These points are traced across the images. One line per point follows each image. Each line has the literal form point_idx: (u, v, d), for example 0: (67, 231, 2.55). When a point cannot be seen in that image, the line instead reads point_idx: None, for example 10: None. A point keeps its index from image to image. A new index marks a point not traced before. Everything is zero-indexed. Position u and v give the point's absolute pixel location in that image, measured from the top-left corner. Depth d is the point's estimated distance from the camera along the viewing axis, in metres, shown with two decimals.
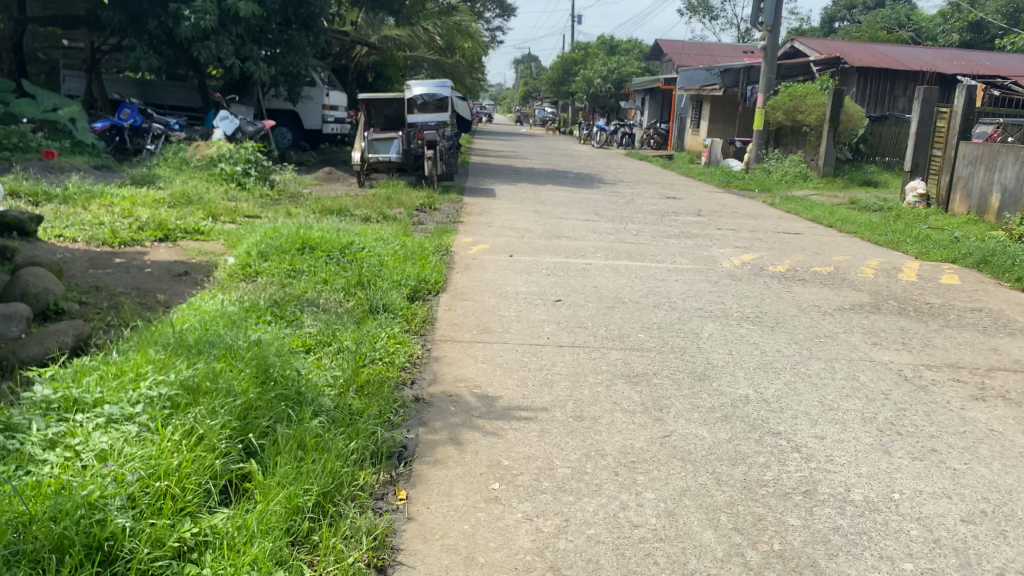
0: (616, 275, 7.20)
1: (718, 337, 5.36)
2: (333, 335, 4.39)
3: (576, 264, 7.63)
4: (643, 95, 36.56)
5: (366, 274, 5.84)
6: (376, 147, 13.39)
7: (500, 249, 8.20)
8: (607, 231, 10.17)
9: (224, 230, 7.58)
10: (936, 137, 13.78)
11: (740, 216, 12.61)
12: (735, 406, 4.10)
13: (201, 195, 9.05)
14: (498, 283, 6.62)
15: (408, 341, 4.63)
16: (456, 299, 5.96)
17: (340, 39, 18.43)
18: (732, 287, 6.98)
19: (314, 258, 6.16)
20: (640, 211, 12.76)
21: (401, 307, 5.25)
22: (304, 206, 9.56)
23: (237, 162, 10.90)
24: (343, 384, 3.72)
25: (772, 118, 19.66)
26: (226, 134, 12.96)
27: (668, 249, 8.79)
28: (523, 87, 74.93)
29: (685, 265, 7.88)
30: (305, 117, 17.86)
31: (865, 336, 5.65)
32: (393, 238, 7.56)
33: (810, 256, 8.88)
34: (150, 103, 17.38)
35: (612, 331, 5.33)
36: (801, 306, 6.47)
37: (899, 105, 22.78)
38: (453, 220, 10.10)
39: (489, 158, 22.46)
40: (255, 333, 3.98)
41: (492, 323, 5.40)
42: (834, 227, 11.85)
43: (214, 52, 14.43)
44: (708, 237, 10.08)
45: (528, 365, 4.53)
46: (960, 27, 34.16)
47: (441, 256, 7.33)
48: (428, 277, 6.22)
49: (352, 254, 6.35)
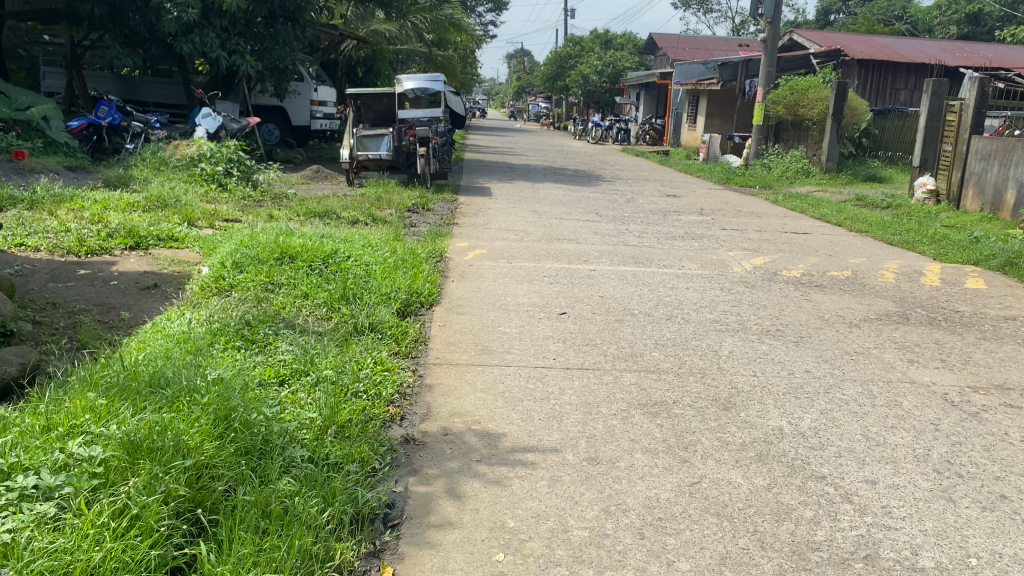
0: (622, 284, 6.69)
1: (739, 355, 4.86)
2: (310, 363, 3.90)
3: (579, 271, 7.12)
4: (637, 90, 36.05)
5: (351, 287, 5.35)
6: (366, 144, 12.68)
7: (497, 254, 7.69)
8: (609, 233, 9.67)
9: (201, 237, 7.06)
10: (945, 131, 13.28)
11: (745, 215, 12.14)
12: (769, 443, 3.61)
13: (178, 198, 8.52)
14: (497, 293, 6.11)
15: (397, 368, 4.13)
16: (450, 314, 5.46)
17: (328, 32, 17.86)
18: (747, 296, 6.48)
19: (295, 268, 5.66)
20: (640, 210, 12.25)
21: (389, 327, 4.76)
22: (288, 208, 9.04)
23: (217, 161, 10.37)
24: (320, 427, 3.24)
25: (772, 112, 19.17)
26: (208, 133, 12.45)
27: (674, 253, 8.30)
28: (516, 83, 74.37)
29: (694, 270, 7.38)
30: (293, 113, 17.34)
31: (899, 352, 5.15)
32: (382, 244, 7.06)
33: (824, 259, 8.39)
34: (132, 100, 16.79)
35: (623, 350, 4.83)
36: (823, 316, 5.96)
37: (901, 98, 22.32)
38: (447, 222, 9.59)
39: (483, 154, 21.95)
40: (218, 366, 3.48)
41: (491, 341, 4.90)
42: (843, 225, 11.38)
43: (198, 45, 13.89)
44: (714, 239, 9.58)
45: (532, 394, 4.03)
46: (959, 18, 33.67)
47: (434, 264, 6.83)
48: (420, 290, 5.73)
49: (336, 263, 5.84)
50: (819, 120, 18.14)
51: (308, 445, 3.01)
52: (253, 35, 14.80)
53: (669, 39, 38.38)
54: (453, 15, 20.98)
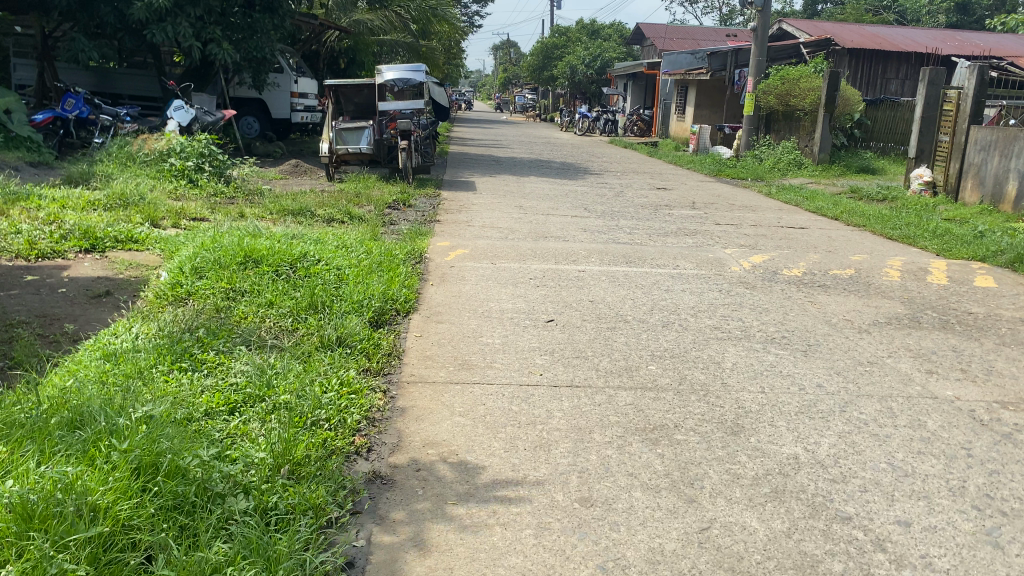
0: (614, 286, 6.27)
1: (744, 367, 4.45)
2: (266, 386, 3.45)
3: (567, 272, 6.69)
4: (625, 81, 35.60)
5: (319, 295, 4.90)
6: (346, 137, 12.21)
7: (480, 254, 7.25)
8: (597, 229, 9.23)
9: (163, 237, 6.58)
10: (943, 121, 12.91)
11: (739, 209, 11.72)
12: (784, 475, 3.19)
13: (143, 195, 8.04)
14: (479, 298, 5.68)
15: (366, 391, 3.68)
16: (428, 323, 5.01)
17: (308, 22, 17.34)
18: (746, 298, 6.06)
19: (259, 273, 5.21)
20: (630, 204, 11.82)
21: (360, 341, 4.30)
22: (260, 205, 8.56)
23: (188, 156, 9.88)
24: (270, 467, 2.79)
25: (762, 103, 18.76)
26: (181, 126, 11.95)
27: (668, 250, 7.87)
28: (502, 75, 73.81)
29: (689, 270, 6.95)
30: (273, 105, 16.81)
31: (917, 361, 4.75)
32: (357, 244, 6.60)
33: (825, 256, 7.98)
34: (107, 93, 16.32)
35: (617, 362, 4.41)
36: (829, 320, 5.55)
37: (892, 88, 21.98)
38: (428, 219, 9.14)
39: (468, 147, 21.47)
40: (155, 398, 3.03)
41: (470, 354, 4.46)
42: (840, 218, 10.99)
43: (171, 35, 13.33)
44: (708, 235, 9.16)
45: (517, 418, 3.59)
46: (948, 8, 33.43)
47: (412, 266, 6.39)
48: (395, 296, 5.28)
49: (305, 268, 5.37)
50: (811, 110, 17.76)
51: (253, 493, 2.57)
52: (229, 25, 14.26)
53: (656, 29, 37.92)
54: (436, 5, 20.45)
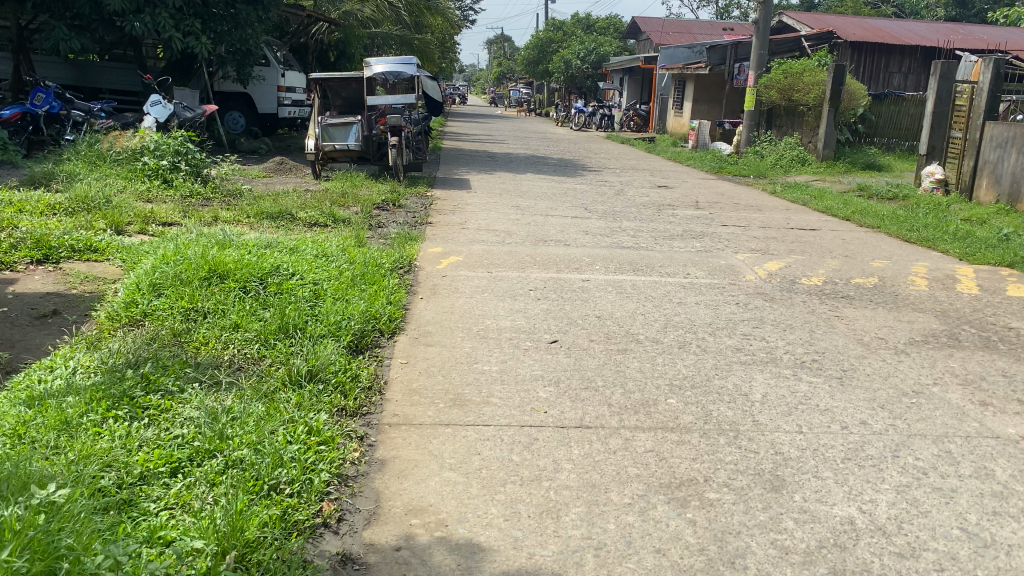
0: (621, 299, 5.71)
1: (775, 399, 3.91)
2: (217, 438, 2.90)
3: (569, 283, 6.12)
4: (620, 74, 35.05)
5: (291, 318, 4.35)
6: (332, 134, 11.62)
7: (473, 261, 6.69)
8: (599, 232, 8.69)
9: (126, 246, 6.02)
10: (956, 117, 12.36)
11: (744, 209, 11.20)
12: (842, 548, 2.65)
13: (108, 198, 7.53)
14: (474, 314, 5.14)
15: (339, 441, 3.13)
16: (416, 347, 4.46)
17: (295, 13, 16.72)
18: (766, 312, 5.51)
19: (225, 290, 4.65)
20: (631, 203, 11.28)
21: (335, 374, 3.75)
22: (237, 207, 8.00)
23: (162, 155, 9.29)
24: (212, 557, 2.25)
25: (764, 97, 18.22)
26: (157, 122, 11.34)
27: (677, 256, 7.32)
28: (496, 71, 73.31)
29: (702, 279, 6.40)
30: (259, 100, 16.23)
31: (968, 389, 4.20)
32: (339, 253, 6.05)
33: (844, 262, 7.44)
34: (85, 87, 15.75)
35: (631, 396, 3.84)
36: (860, 339, 5.00)
37: (895, 82, 21.46)
38: (419, 222, 8.59)
39: (461, 143, 20.90)
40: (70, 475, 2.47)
41: (462, 386, 3.90)
42: (852, 218, 10.46)
43: (149, 26, 12.73)
44: (716, 238, 8.62)
45: (518, 473, 3.04)
46: (947, 1, 32.96)
47: (399, 277, 5.85)
48: (378, 314, 4.73)
49: (277, 283, 4.80)
50: (814, 105, 17.17)
51: None
52: (211, 17, 13.62)
53: (653, 22, 37.40)
54: None
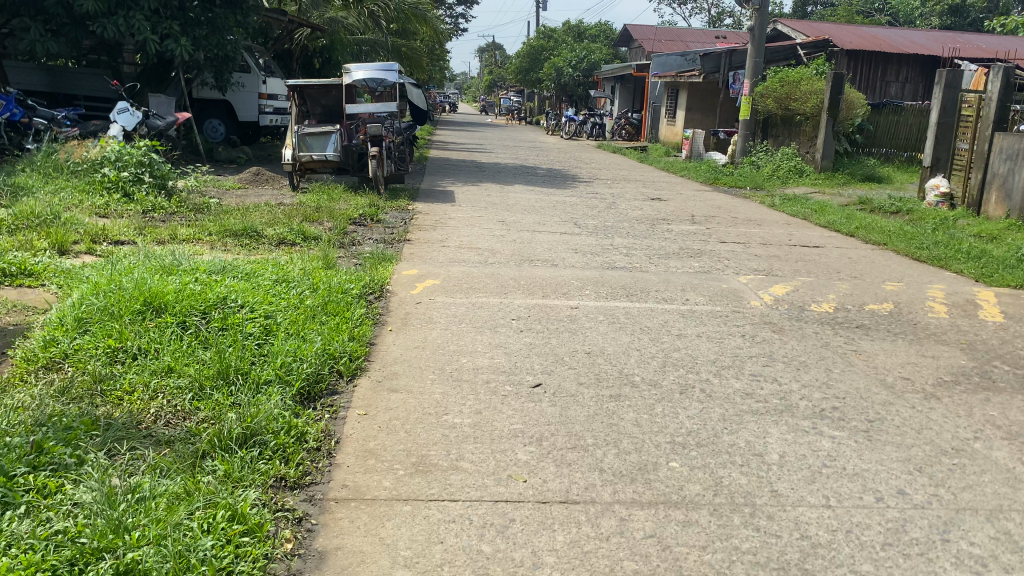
0: (613, 330, 5.14)
1: (794, 461, 3.35)
2: (110, 532, 2.32)
3: (556, 311, 5.55)
4: (612, 83, 34.59)
5: (235, 361, 3.78)
6: (310, 143, 10.99)
7: (453, 285, 6.12)
8: (590, 250, 8.12)
9: (64, 270, 5.40)
10: (962, 127, 11.86)
11: (742, 223, 10.68)
12: None
13: (56, 213, 7.03)
14: (448, 350, 4.56)
15: (269, 531, 2.55)
16: (378, 394, 3.87)
17: (278, 19, 16.12)
18: (776, 347, 4.95)
19: (160, 327, 4.06)
20: (623, 218, 10.74)
21: (277, 435, 3.18)
22: (198, 224, 7.43)
23: (125, 166, 8.66)
24: None
25: (760, 106, 17.72)
26: (125, 131, 10.74)
27: (674, 278, 6.77)
28: (487, 78, 72.90)
29: (702, 305, 5.85)
30: (239, 107, 15.66)
31: (1015, 446, 3.64)
32: (301, 278, 5.46)
33: (853, 284, 6.89)
34: (60, 94, 15.10)
35: (627, 459, 3.26)
36: (883, 381, 4.42)
37: (892, 91, 21.03)
38: (397, 238, 8.02)
39: (449, 152, 20.36)
40: None
41: (427, 446, 3.31)
42: (856, 234, 9.94)
43: (123, 29, 12.13)
44: (715, 257, 8.06)
45: (488, 570, 2.46)
46: (941, 10, 32.51)
47: (368, 305, 5.28)
48: (337, 353, 4.16)
49: (222, 317, 4.22)
50: (813, 115, 16.66)
51: None
52: (189, 21, 13.02)
53: (645, 31, 36.98)
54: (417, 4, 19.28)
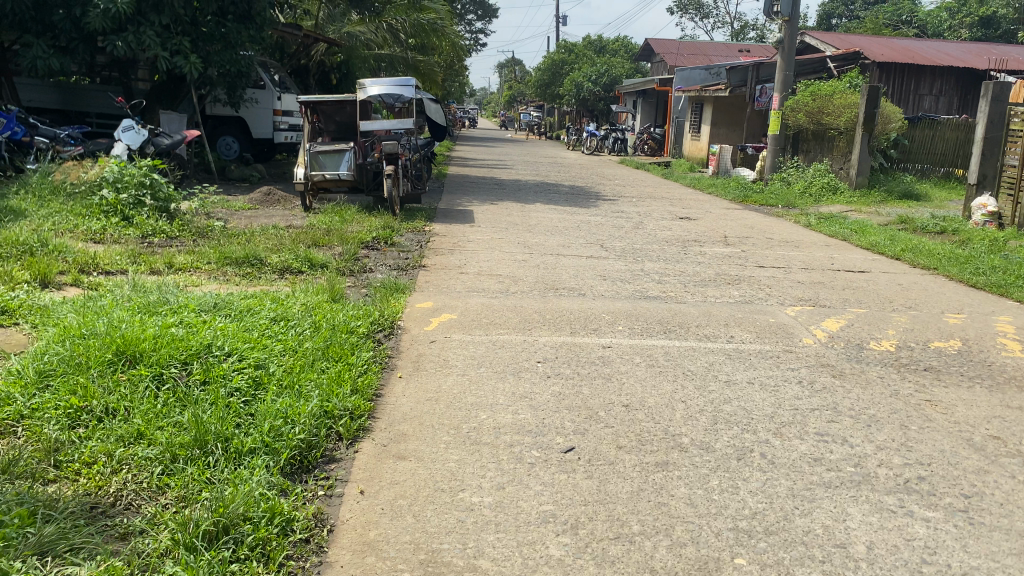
0: (652, 374, 4.54)
1: (887, 556, 2.75)
2: None
3: (586, 350, 4.96)
4: (634, 97, 34.03)
5: (216, 423, 3.23)
6: (322, 161, 10.50)
7: (471, 319, 5.56)
8: (620, 276, 7.54)
9: (41, 306, 4.88)
10: (1011, 142, 11.20)
11: (778, 245, 10.07)
12: None
13: (44, 240, 6.57)
14: (467, 402, 3.99)
15: None
16: (382, 463, 3.30)
17: (293, 33, 15.67)
18: (840, 397, 4.34)
19: (133, 380, 3.51)
20: (652, 239, 10.17)
21: (255, 528, 2.62)
22: (198, 250, 6.94)
23: (125, 188, 8.19)
24: None
25: (790, 120, 17.09)
26: (130, 150, 10.34)
27: (714, 310, 6.18)
28: (506, 94, 72.70)
29: (749, 344, 5.25)
30: (253, 124, 15.24)
31: None
32: (303, 316, 4.91)
33: (911, 317, 6.28)
34: (72, 112, 14.76)
35: (682, 554, 2.69)
36: (969, 442, 3.79)
37: (926, 105, 20.35)
38: (412, 264, 7.49)
39: (468, 169, 19.87)
40: None
41: (441, 538, 2.75)
42: (902, 257, 9.31)
43: (133, 45, 11.68)
44: (755, 284, 7.48)
45: None
46: (971, 21, 31.64)
47: (376, 346, 4.74)
48: (336, 411, 3.60)
49: (205, 368, 3.67)
50: (847, 129, 15.89)
51: None
52: (201, 36, 12.62)
53: (667, 45, 36.48)
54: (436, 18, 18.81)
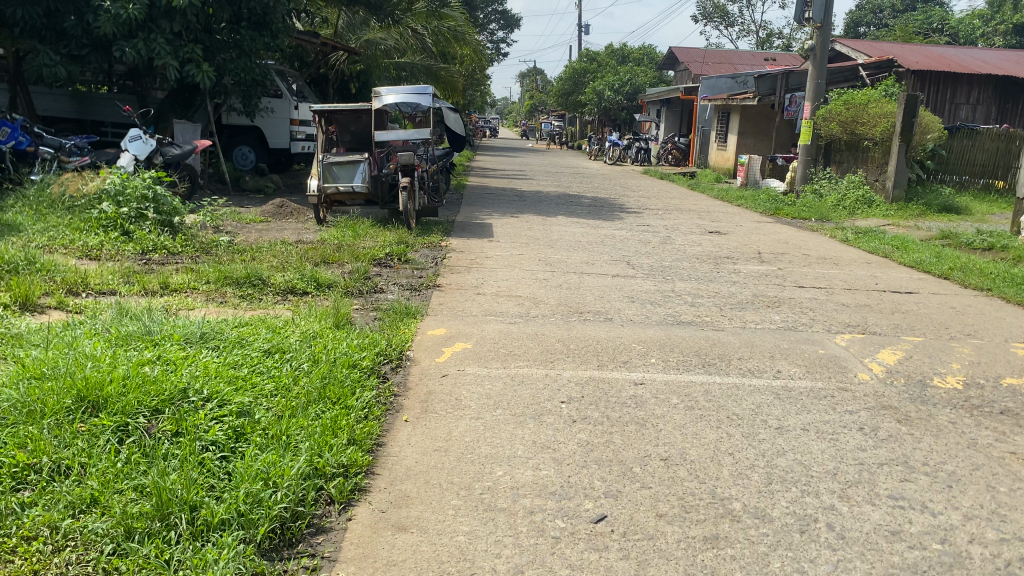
0: (692, 418, 4.00)
1: None
2: None
3: (616, 388, 4.41)
4: (658, 107, 33.45)
5: (183, 488, 2.71)
6: (336, 173, 10.03)
7: (488, 349, 5.04)
8: (650, 298, 7.01)
9: (12, 333, 4.37)
10: None
11: (816, 262, 9.49)
12: None
13: (31, 257, 6.11)
14: (482, 454, 3.46)
15: None
16: (378, 536, 2.78)
17: (310, 42, 15.23)
18: (910, 448, 3.78)
19: (93, 433, 3.00)
20: (681, 255, 9.62)
21: None
22: (196, 269, 6.46)
23: (126, 201, 7.75)
24: None
25: (822, 130, 16.47)
26: (137, 160, 9.95)
27: (756, 339, 5.62)
28: (528, 103, 72.36)
29: (799, 381, 4.70)
30: (270, 133, 14.82)
31: None
32: (301, 347, 4.39)
33: (974, 347, 5.70)
34: (87, 121, 14.40)
35: None
36: None
37: (962, 114, 19.68)
38: (426, 283, 6.99)
39: (488, 180, 19.39)
40: None
41: None
42: (951, 277, 8.72)
43: (143, 52, 11.24)
44: (797, 307, 6.92)
45: None
46: (1004, 29, 30.88)
47: (381, 384, 4.22)
48: (328, 468, 3.08)
49: (180, 417, 3.15)
50: (882, 140, 15.23)
51: None
52: (215, 44, 12.21)
53: (691, 53, 35.93)
54: (457, 26, 18.92)
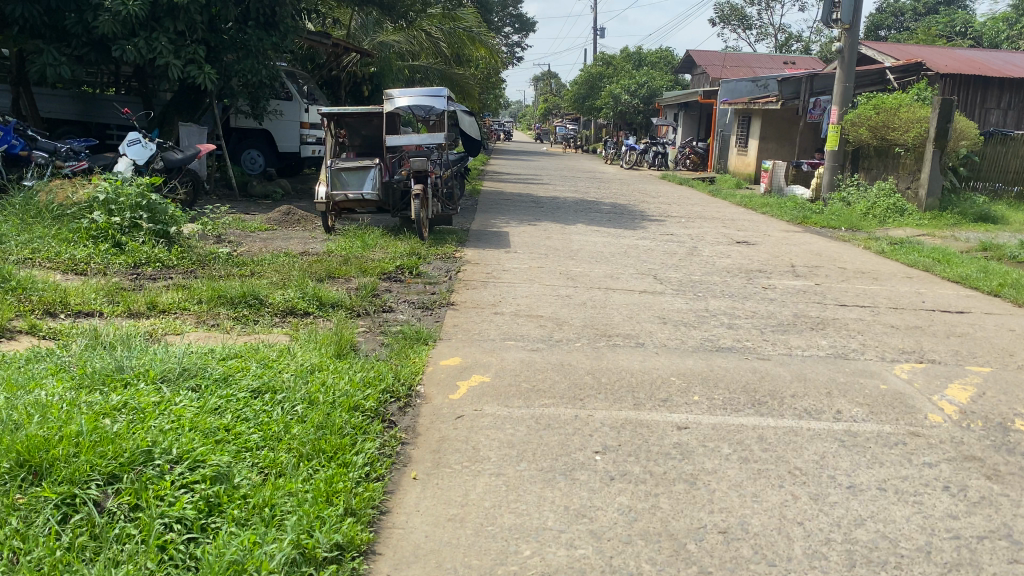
0: (749, 475, 3.42)
1: None
2: None
3: (656, 433, 3.84)
4: (676, 111, 32.83)
5: None
6: (345, 179, 9.47)
7: (508, 382, 4.47)
8: (682, 318, 6.42)
9: None
10: None
11: (855, 277, 8.88)
12: None
13: (8, 274, 5.57)
14: (504, 526, 2.89)
15: None
16: None
17: (321, 42, 14.72)
18: (1011, 516, 3.19)
19: (32, 509, 2.45)
20: (710, 269, 9.03)
21: None
22: (188, 286, 5.92)
23: (119, 210, 7.23)
24: None
25: (851, 136, 15.83)
26: (136, 164, 9.45)
27: (806, 369, 5.02)
28: (543, 107, 71.84)
29: (865, 424, 4.11)
30: (280, 137, 14.32)
31: None
32: (296, 383, 3.84)
33: None
34: (92, 124, 13.92)
35: None
36: None
37: (993, 120, 18.97)
38: (439, 301, 6.44)
39: (503, 185, 18.81)
40: None
41: None
42: (1002, 293, 8.10)
43: (145, 52, 10.71)
44: (843, 329, 6.33)
45: None
46: None
47: (388, 431, 3.65)
48: (319, 550, 2.52)
49: (138, 488, 2.59)
50: (913, 146, 14.59)
51: None
52: (221, 44, 11.70)
53: (709, 56, 35.30)
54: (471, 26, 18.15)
